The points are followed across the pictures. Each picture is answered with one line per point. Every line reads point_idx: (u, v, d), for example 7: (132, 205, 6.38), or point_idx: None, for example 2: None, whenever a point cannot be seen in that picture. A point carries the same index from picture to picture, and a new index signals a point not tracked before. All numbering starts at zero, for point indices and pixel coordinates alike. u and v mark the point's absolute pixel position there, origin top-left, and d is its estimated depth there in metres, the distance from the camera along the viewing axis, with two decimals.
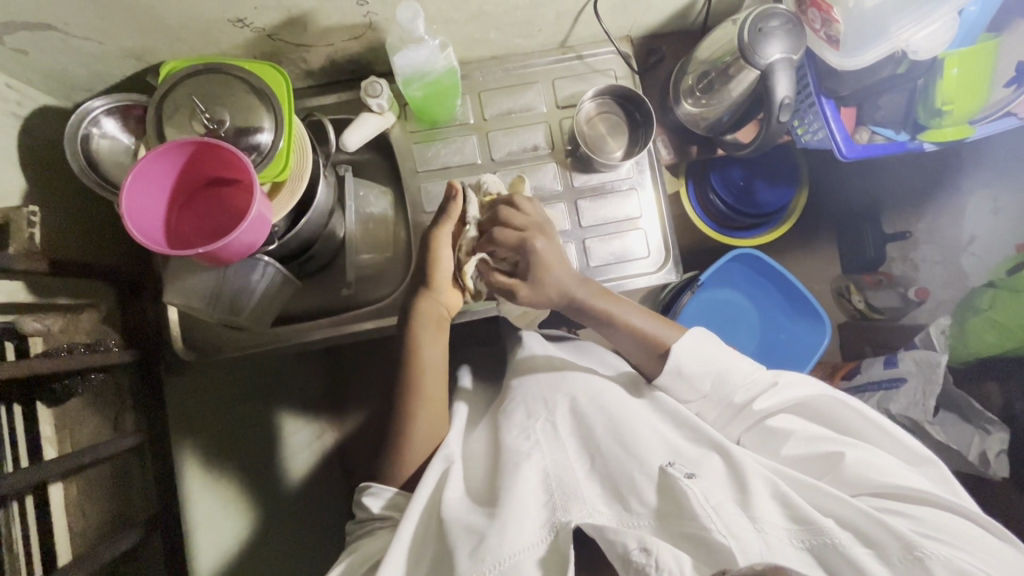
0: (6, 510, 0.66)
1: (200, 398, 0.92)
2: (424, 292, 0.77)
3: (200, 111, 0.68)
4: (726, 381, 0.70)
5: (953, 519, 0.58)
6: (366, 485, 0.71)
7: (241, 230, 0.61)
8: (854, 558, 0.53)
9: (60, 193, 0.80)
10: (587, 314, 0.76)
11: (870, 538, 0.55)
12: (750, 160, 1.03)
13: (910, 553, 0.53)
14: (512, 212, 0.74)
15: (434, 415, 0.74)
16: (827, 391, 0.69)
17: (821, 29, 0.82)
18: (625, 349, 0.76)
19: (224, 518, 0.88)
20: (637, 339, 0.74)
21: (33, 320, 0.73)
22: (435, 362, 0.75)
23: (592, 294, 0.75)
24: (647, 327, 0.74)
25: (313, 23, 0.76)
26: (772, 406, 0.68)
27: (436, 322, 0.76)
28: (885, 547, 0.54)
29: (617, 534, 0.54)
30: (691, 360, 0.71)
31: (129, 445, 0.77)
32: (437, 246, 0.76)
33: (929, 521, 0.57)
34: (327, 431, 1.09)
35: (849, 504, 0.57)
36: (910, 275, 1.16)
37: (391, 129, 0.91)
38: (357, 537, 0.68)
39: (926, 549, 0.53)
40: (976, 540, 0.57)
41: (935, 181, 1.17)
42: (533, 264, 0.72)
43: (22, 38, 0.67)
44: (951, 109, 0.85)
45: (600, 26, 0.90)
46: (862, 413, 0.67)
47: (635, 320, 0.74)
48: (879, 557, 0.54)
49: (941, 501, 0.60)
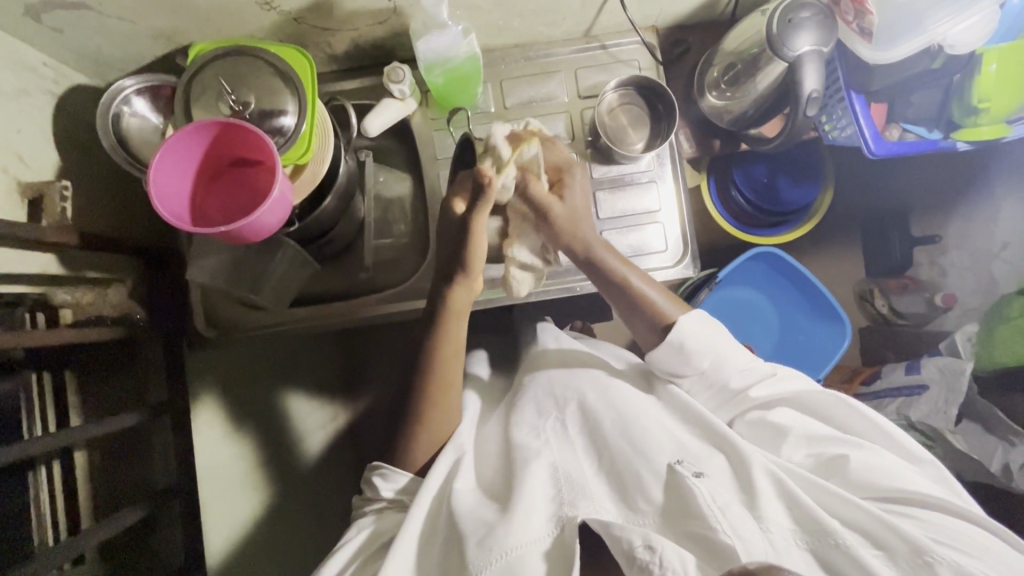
0: (36, 474, 0.70)
1: (235, 368, 0.97)
2: (459, 279, 0.73)
3: (226, 92, 0.70)
4: (726, 367, 0.70)
5: (962, 525, 0.57)
6: (377, 464, 0.72)
7: (264, 209, 0.62)
8: (859, 558, 0.52)
9: (93, 170, 0.83)
10: (604, 274, 0.75)
11: (879, 539, 0.54)
12: (775, 157, 1.00)
13: (919, 558, 0.52)
14: (555, 146, 0.76)
15: (449, 410, 0.74)
16: (828, 389, 0.68)
17: (853, 22, 0.79)
18: (637, 324, 0.74)
19: (241, 495, 0.92)
20: (647, 307, 0.73)
21: (64, 292, 0.74)
22: (459, 347, 0.74)
23: (605, 253, 0.75)
24: (656, 297, 0.73)
25: (339, 8, 0.77)
26: (768, 396, 0.68)
27: (460, 310, 0.74)
28: (894, 550, 0.53)
29: (622, 530, 0.54)
30: (697, 338, 0.69)
31: (132, 423, 0.75)
32: (474, 234, 0.70)
33: (937, 525, 0.56)
34: (342, 412, 1.06)
35: (859, 506, 0.56)
36: (937, 281, 1.13)
37: (412, 116, 0.92)
38: (365, 515, 0.69)
39: (936, 553, 0.52)
40: (985, 546, 0.55)
41: (969, 183, 1.14)
42: (570, 189, 0.74)
43: (59, 16, 0.69)
44: (987, 107, 0.81)
45: (626, 15, 0.88)
46: (874, 421, 0.65)
47: (645, 287, 0.73)
48: (891, 561, 0.53)
49: (952, 508, 0.58)
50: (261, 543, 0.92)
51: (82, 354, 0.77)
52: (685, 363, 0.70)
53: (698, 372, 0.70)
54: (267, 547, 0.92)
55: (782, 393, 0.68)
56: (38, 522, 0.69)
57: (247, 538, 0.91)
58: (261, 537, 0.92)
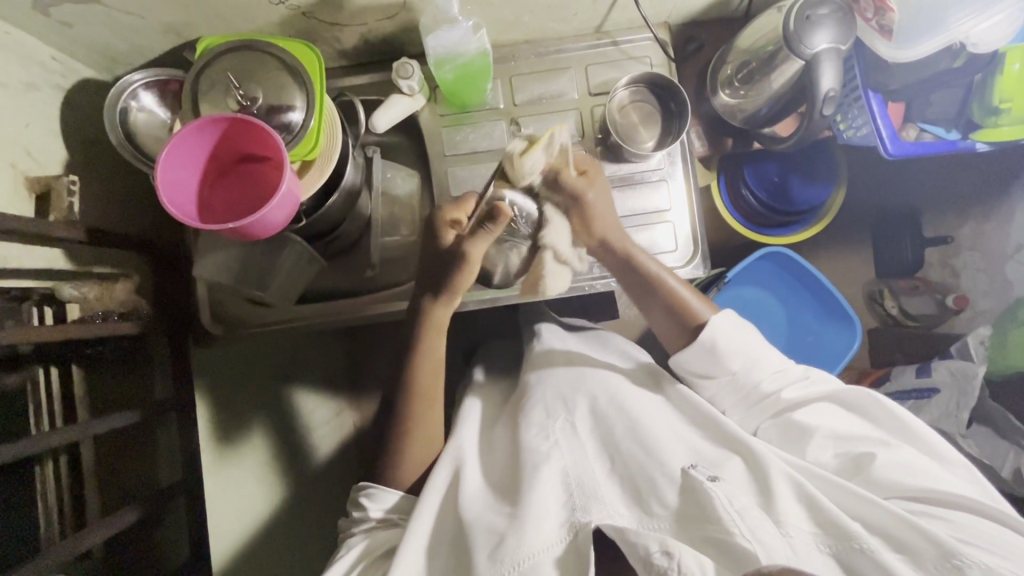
0: (40, 470, 0.70)
1: (246, 361, 0.98)
2: (444, 297, 0.73)
3: (234, 87, 0.69)
4: (758, 369, 0.69)
5: (992, 527, 0.55)
6: (364, 486, 0.71)
7: (274, 205, 0.62)
8: (883, 560, 0.51)
9: (101, 166, 0.82)
10: (629, 274, 0.77)
11: (902, 542, 0.53)
12: (788, 155, 0.99)
13: (948, 561, 0.51)
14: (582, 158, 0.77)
15: (433, 420, 0.74)
16: (858, 388, 0.67)
17: (873, 19, 0.78)
18: (657, 318, 0.76)
19: (246, 492, 0.89)
20: (675, 304, 0.74)
21: (70, 287, 0.72)
22: (438, 361, 0.75)
23: (639, 255, 0.77)
24: (686, 297, 0.74)
25: (349, 3, 0.76)
26: (799, 398, 0.67)
27: (440, 325, 0.75)
28: (921, 555, 0.52)
29: (638, 536, 0.53)
30: (731, 341, 0.69)
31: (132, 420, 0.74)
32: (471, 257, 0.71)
33: (968, 527, 0.55)
34: (347, 409, 1.14)
35: (881, 509, 0.55)
36: (949, 282, 1.12)
37: (420, 113, 0.91)
38: (353, 536, 0.68)
39: (965, 557, 0.50)
40: (1014, 547, 0.53)
41: (982, 184, 1.12)
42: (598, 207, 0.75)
43: (68, 10, 0.69)
44: (1008, 107, 0.80)
45: (638, 11, 0.87)
46: (900, 417, 0.64)
47: (674, 286, 0.75)
48: (914, 564, 0.52)
49: (981, 508, 0.56)
50: (262, 549, 0.89)
51: (89, 349, 0.76)
52: (715, 364, 0.70)
53: (729, 374, 0.70)
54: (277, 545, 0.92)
55: (816, 392, 0.67)
56: (43, 519, 0.69)
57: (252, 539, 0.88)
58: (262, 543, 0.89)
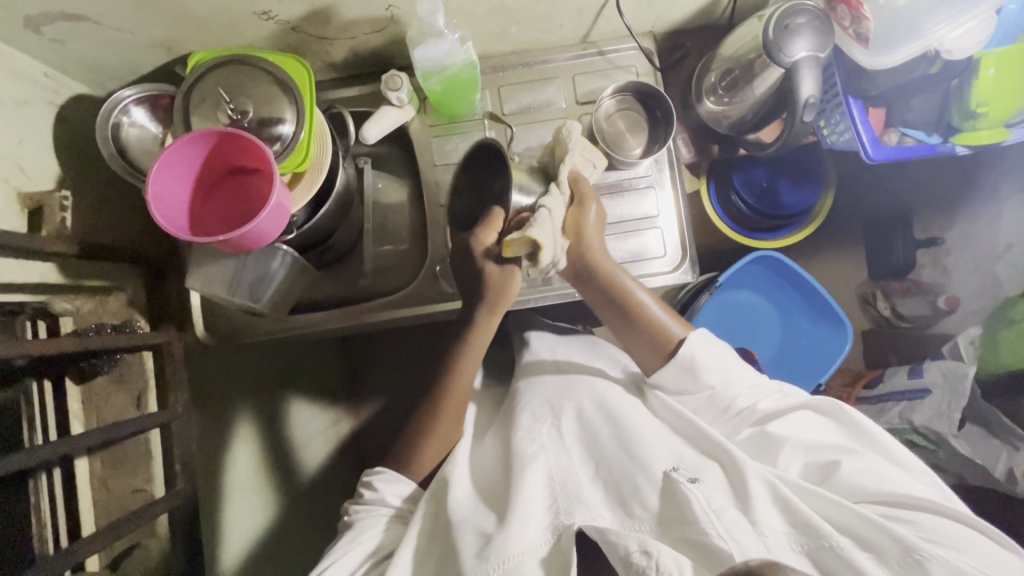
0: (34, 481, 0.71)
1: (240, 372, 1.00)
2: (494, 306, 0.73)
3: (225, 102, 0.70)
4: (733, 388, 0.70)
5: (959, 529, 0.55)
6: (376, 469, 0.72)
7: (262, 218, 0.62)
8: (853, 559, 0.52)
9: (95, 180, 0.83)
10: (604, 296, 0.76)
11: (869, 541, 0.54)
12: (774, 160, 1.01)
13: (909, 556, 0.52)
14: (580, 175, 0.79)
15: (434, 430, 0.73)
16: (826, 400, 0.68)
17: (850, 27, 0.79)
18: (633, 343, 0.75)
19: (247, 505, 0.95)
20: (650, 325, 0.73)
21: (65, 301, 0.76)
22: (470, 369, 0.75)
23: (617, 271, 0.76)
24: (663, 318, 0.74)
25: (336, 16, 0.77)
26: (774, 409, 0.68)
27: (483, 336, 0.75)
28: (883, 551, 0.53)
29: (618, 536, 0.54)
30: (709, 358, 0.70)
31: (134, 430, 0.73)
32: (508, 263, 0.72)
33: (935, 529, 0.55)
34: (343, 419, 1.09)
35: (848, 509, 0.56)
36: (940, 282, 1.14)
37: (411, 123, 0.92)
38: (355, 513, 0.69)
39: (926, 552, 0.52)
40: (977, 548, 0.54)
41: (969, 185, 1.14)
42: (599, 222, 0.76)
43: (60, 28, 0.70)
44: (985, 111, 0.81)
45: (623, 21, 0.88)
46: (864, 428, 0.65)
47: (649, 306, 0.74)
48: (878, 561, 0.52)
49: (948, 512, 0.57)
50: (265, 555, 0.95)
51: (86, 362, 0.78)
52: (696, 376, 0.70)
53: (708, 390, 0.70)
54: (285, 547, 0.97)
55: (791, 403, 0.68)
56: (38, 532, 0.69)
57: (256, 546, 0.95)
58: (267, 549, 0.95)
